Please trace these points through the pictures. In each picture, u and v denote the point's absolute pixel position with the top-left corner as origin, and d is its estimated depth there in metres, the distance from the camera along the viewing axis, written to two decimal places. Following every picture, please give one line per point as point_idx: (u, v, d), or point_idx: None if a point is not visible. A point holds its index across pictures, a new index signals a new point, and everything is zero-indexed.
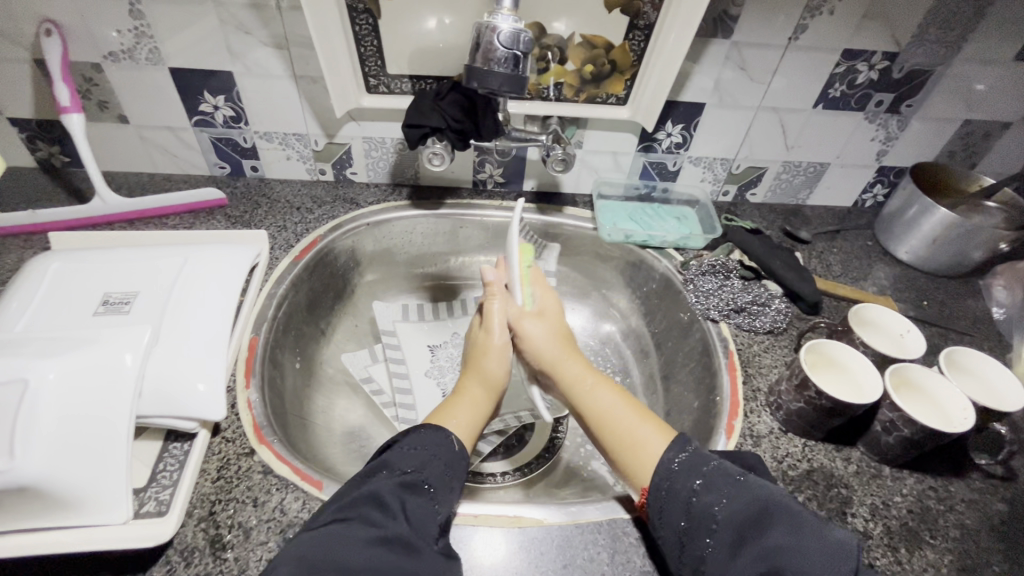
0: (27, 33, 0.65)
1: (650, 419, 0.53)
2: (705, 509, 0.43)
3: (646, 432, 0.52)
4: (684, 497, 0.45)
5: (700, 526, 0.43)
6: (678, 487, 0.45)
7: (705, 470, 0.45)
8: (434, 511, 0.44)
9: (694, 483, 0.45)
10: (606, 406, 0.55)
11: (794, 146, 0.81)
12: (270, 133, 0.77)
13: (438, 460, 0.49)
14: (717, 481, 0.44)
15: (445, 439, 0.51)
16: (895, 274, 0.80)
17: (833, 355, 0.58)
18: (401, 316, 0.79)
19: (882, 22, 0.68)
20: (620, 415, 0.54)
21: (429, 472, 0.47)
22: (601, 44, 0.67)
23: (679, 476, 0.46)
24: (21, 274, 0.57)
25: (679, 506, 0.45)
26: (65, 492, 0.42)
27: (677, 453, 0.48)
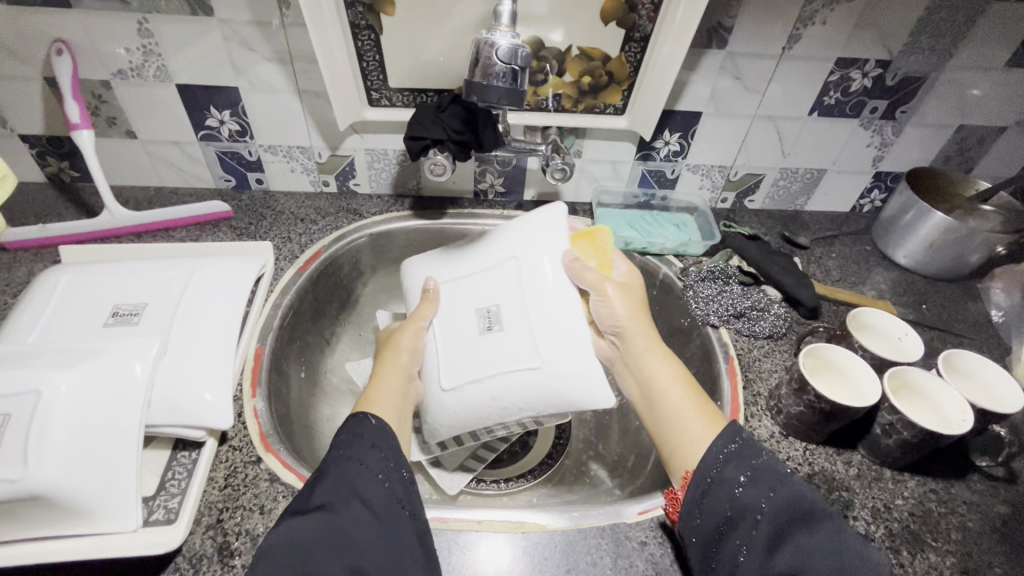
0: (39, 53, 0.67)
1: (702, 403, 0.54)
2: (752, 503, 0.43)
3: (698, 419, 0.52)
4: (730, 489, 0.45)
5: (743, 520, 0.43)
6: (726, 478, 0.45)
7: (754, 464, 0.45)
8: (384, 488, 0.45)
9: (742, 477, 0.45)
10: (665, 381, 0.56)
11: (790, 153, 0.83)
12: (274, 146, 0.79)
13: (365, 441, 0.47)
14: (768, 477, 0.44)
15: (365, 423, 0.49)
16: (893, 278, 0.80)
17: (832, 359, 0.59)
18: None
19: (874, 31, 0.69)
20: (676, 397, 0.54)
21: (366, 455, 0.46)
22: (598, 56, 0.68)
23: (733, 468, 0.46)
24: (34, 287, 0.58)
25: (725, 497, 0.45)
26: (78, 500, 0.43)
27: (728, 443, 0.47)
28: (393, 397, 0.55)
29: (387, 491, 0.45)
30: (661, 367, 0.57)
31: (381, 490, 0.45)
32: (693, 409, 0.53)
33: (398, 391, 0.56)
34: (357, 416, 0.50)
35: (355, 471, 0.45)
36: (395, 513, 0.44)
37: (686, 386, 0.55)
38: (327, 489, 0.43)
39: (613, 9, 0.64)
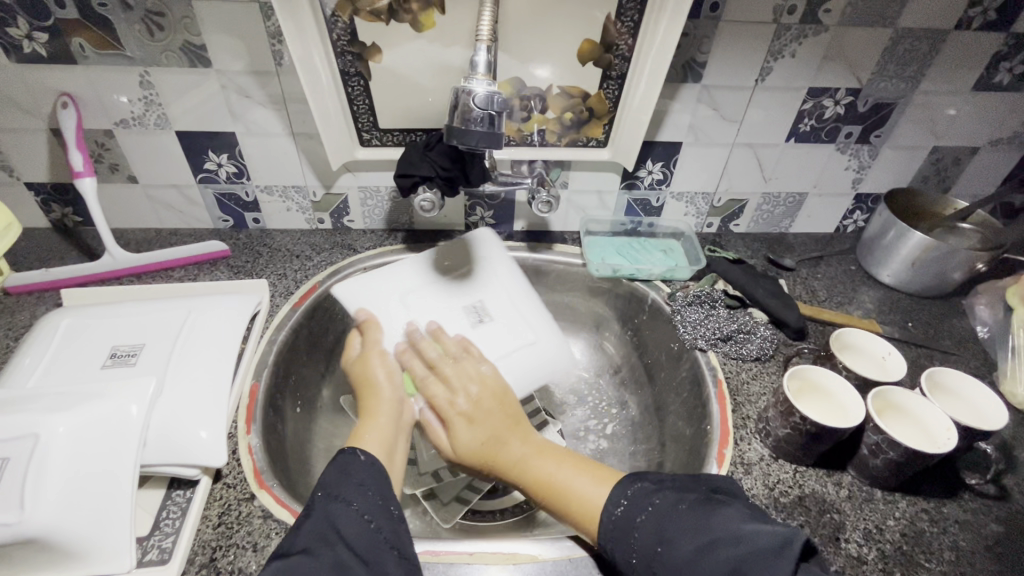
0: (45, 106, 0.70)
1: (589, 471, 0.53)
2: (651, 543, 0.44)
3: (586, 481, 0.52)
4: (628, 536, 0.46)
5: (647, 556, 0.44)
6: (626, 522, 0.47)
7: (650, 504, 0.47)
8: (371, 529, 0.45)
9: (638, 519, 0.46)
10: (550, 470, 0.54)
11: (771, 178, 0.85)
12: (270, 187, 0.82)
13: (352, 480, 0.48)
14: (661, 520, 0.45)
15: (354, 460, 0.50)
16: (879, 297, 0.82)
17: (817, 380, 0.60)
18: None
19: (842, 61, 0.72)
20: (563, 474, 0.53)
21: (350, 495, 0.47)
22: (578, 93, 0.71)
23: (621, 516, 0.47)
24: (35, 330, 0.60)
25: (626, 541, 0.46)
26: (71, 541, 0.43)
27: (618, 502, 0.49)
28: (384, 433, 0.54)
29: (373, 530, 0.45)
30: (507, 442, 0.56)
31: (363, 528, 0.45)
32: (580, 475, 0.53)
33: (391, 426, 0.55)
34: (345, 453, 0.51)
35: (339, 511, 0.45)
36: (381, 551, 0.44)
37: (544, 457, 0.55)
38: (311, 533, 0.43)
39: (589, 49, 0.67)
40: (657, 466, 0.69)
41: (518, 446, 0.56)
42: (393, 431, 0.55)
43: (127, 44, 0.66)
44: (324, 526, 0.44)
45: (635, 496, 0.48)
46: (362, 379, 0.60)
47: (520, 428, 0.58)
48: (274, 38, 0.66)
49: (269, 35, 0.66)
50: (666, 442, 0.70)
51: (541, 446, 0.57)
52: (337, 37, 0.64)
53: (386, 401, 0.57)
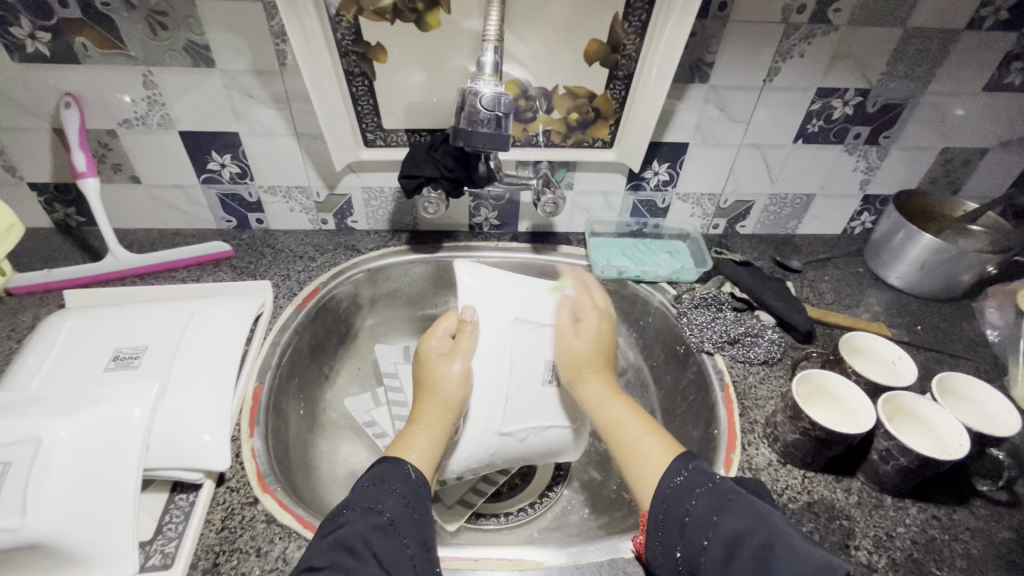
0: (47, 106, 0.70)
1: (660, 433, 0.53)
2: (700, 526, 0.43)
3: (655, 441, 0.52)
4: (680, 515, 0.45)
5: (692, 546, 0.43)
6: (674, 508, 0.45)
7: (698, 492, 0.45)
8: (405, 553, 0.44)
9: (689, 505, 0.45)
10: (620, 415, 0.56)
11: (778, 179, 0.84)
12: (274, 187, 0.81)
13: (393, 492, 0.48)
14: (717, 501, 0.44)
15: (396, 470, 0.50)
16: (887, 299, 0.81)
17: (826, 385, 0.59)
18: (403, 357, 0.78)
19: (851, 61, 0.71)
20: (631, 426, 0.54)
21: (391, 508, 0.47)
22: (584, 93, 0.71)
23: (672, 495, 0.46)
24: (37, 332, 0.60)
25: (674, 530, 0.45)
26: (74, 546, 0.43)
27: (676, 474, 0.47)
28: (430, 445, 0.54)
29: (405, 547, 0.45)
30: (591, 376, 0.60)
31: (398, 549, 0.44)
32: (651, 435, 0.53)
33: (441, 439, 0.55)
34: (393, 463, 0.51)
35: (376, 524, 0.45)
36: (403, 564, 0.44)
37: (621, 402, 0.57)
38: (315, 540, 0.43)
39: (596, 49, 0.66)
40: None
41: (599, 384, 0.59)
42: (440, 437, 0.55)
43: (130, 44, 0.65)
44: (329, 538, 0.43)
45: (693, 474, 0.47)
46: (424, 376, 0.59)
47: (607, 373, 0.61)
48: (278, 38, 0.66)
49: (273, 34, 0.65)
50: None
51: (622, 394, 0.59)
52: (341, 37, 0.64)
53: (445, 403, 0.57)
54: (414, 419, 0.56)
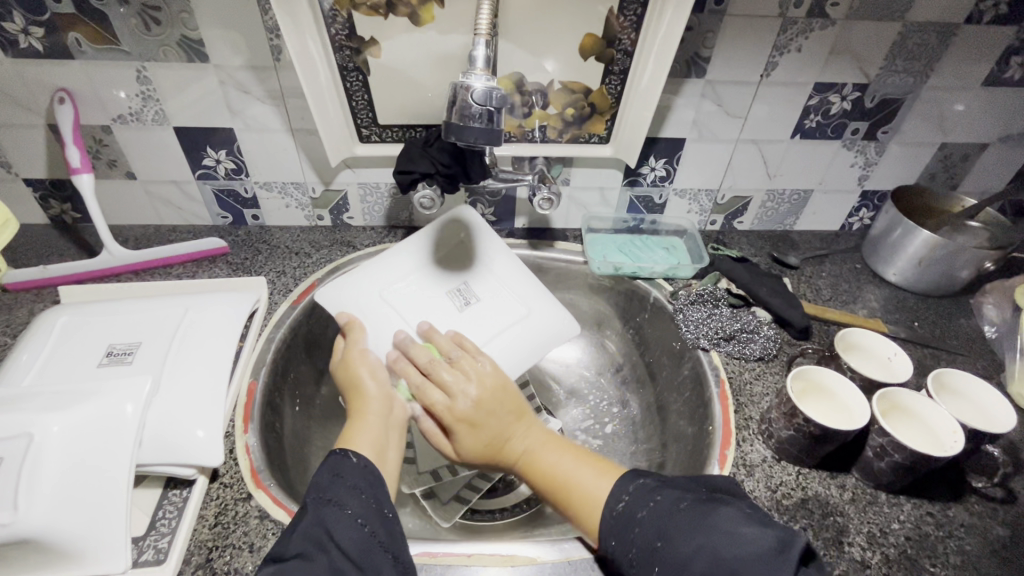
0: (41, 101, 0.69)
1: (593, 461, 0.54)
2: (647, 553, 0.43)
3: (591, 473, 0.53)
4: (627, 541, 0.45)
5: (645, 558, 0.43)
6: (627, 523, 0.46)
7: (651, 503, 0.46)
8: (363, 530, 0.44)
9: (639, 517, 0.45)
10: (552, 462, 0.55)
11: (776, 175, 0.84)
12: (270, 183, 0.81)
13: (344, 480, 0.47)
14: (657, 521, 0.44)
15: (347, 461, 0.49)
16: (885, 295, 0.81)
17: (821, 381, 0.59)
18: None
19: (849, 55, 0.70)
20: (563, 466, 0.54)
21: (344, 498, 0.46)
22: (580, 89, 0.70)
23: (618, 521, 0.46)
24: (31, 328, 0.60)
25: (626, 542, 0.45)
26: (66, 542, 0.43)
27: (619, 499, 0.48)
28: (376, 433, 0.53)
29: (365, 531, 0.44)
30: (514, 426, 0.58)
31: (357, 530, 0.44)
32: (584, 467, 0.54)
33: (383, 430, 0.54)
34: (335, 456, 0.50)
35: (333, 514, 0.44)
36: (375, 555, 0.44)
37: (557, 449, 0.56)
38: (306, 536, 0.43)
39: (591, 44, 0.66)
40: (658, 466, 0.68)
41: (530, 436, 0.58)
42: (382, 430, 0.54)
43: (124, 39, 0.65)
44: (320, 533, 0.43)
45: (637, 493, 0.47)
46: (351, 385, 0.57)
47: (525, 422, 0.58)
48: (272, 33, 0.65)
49: (267, 29, 0.65)
50: (667, 443, 0.69)
51: (557, 440, 0.58)
52: (335, 32, 0.63)
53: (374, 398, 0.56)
54: (353, 417, 0.55)
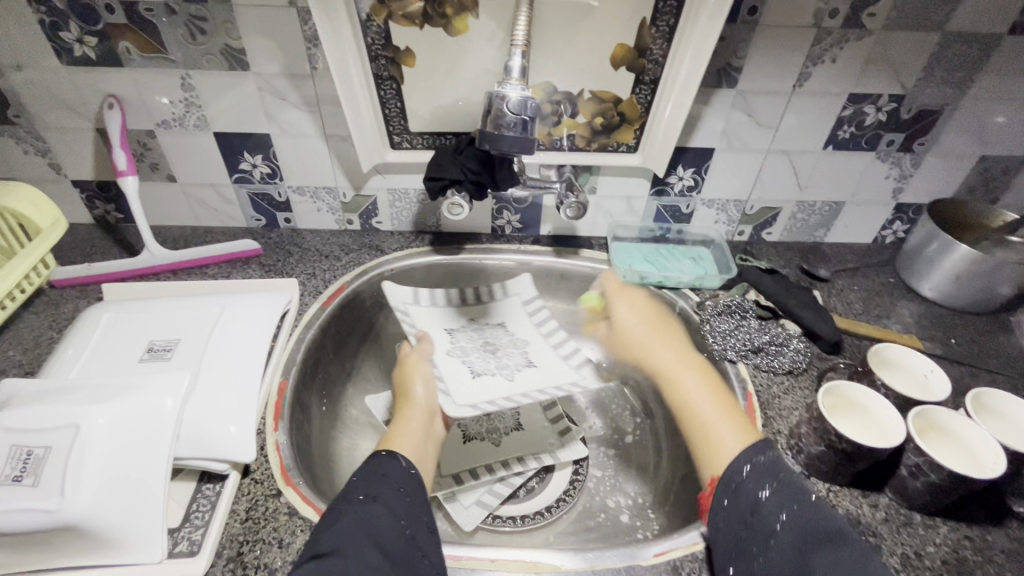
0: (91, 106, 0.73)
1: (732, 419, 0.53)
2: (751, 497, 0.46)
3: (728, 427, 0.52)
4: (749, 503, 0.46)
5: (757, 532, 0.44)
6: (748, 495, 0.46)
7: (794, 508, 0.44)
8: (405, 534, 0.46)
9: (779, 516, 0.44)
10: (688, 391, 0.58)
11: (806, 186, 0.82)
12: (303, 188, 0.83)
13: (389, 481, 0.49)
14: (805, 526, 0.42)
15: (394, 464, 0.52)
16: (919, 311, 0.79)
17: (854, 398, 0.57)
18: (413, 299, 0.78)
19: (885, 66, 0.69)
20: (702, 406, 0.55)
21: (388, 498, 0.48)
22: (610, 98, 0.70)
23: (733, 464, 0.49)
24: (77, 323, 0.62)
25: (742, 512, 0.46)
26: (108, 529, 0.44)
27: (766, 486, 0.46)
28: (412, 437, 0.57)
29: (408, 534, 0.46)
30: (670, 354, 0.63)
31: (399, 532, 0.46)
32: (725, 421, 0.53)
33: (423, 435, 0.58)
34: (386, 456, 0.52)
35: (374, 511, 0.46)
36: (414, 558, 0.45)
37: (693, 375, 0.59)
38: (339, 535, 0.44)
39: (623, 54, 0.66)
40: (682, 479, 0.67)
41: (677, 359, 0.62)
42: (421, 438, 0.58)
43: (169, 47, 0.68)
44: (356, 529, 0.44)
45: (789, 493, 0.45)
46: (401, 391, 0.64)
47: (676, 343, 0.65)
48: (310, 42, 0.68)
49: (306, 39, 0.67)
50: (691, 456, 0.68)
51: (694, 364, 0.61)
52: (371, 41, 0.65)
53: (419, 404, 0.62)
54: (398, 420, 0.59)
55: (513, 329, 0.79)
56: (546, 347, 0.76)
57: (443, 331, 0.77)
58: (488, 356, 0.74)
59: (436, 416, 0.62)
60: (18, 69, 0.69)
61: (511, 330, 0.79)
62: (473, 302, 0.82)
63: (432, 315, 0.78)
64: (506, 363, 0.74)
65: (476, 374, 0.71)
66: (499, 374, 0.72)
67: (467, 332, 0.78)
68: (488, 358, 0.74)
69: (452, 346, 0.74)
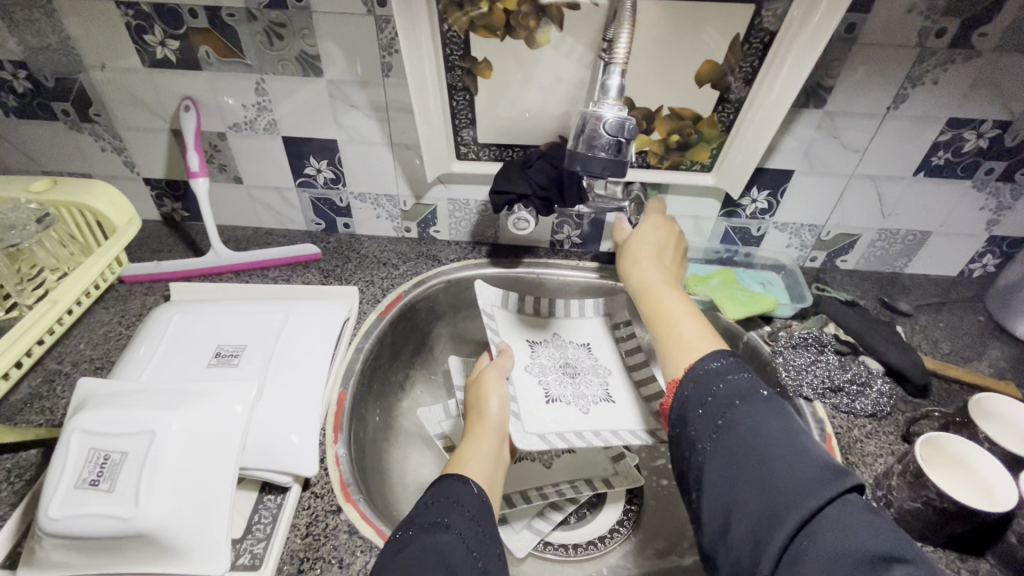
0: (169, 107, 0.74)
1: (698, 318, 0.54)
2: (721, 403, 0.45)
3: (692, 326, 0.53)
4: (704, 395, 0.46)
5: (705, 425, 0.44)
6: (703, 390, 0.46)
7: (737, 403, 0.44)
8: (478, 565, 0.44)
9: (721, 417, 0.44)
10: (668, 299, 0.57)
11: (891, 214, 0.77)
12: (364, 194, 0.83)
13: (461, 508, 0.48)
14: (745, 414, 0.43)
15: (467, 491, 0.50)
16: (1013, 355, 0.73)
17: (953, 451, 0.53)
18: (500, 302, 0.78)
19: (993, 90, 0.64)
20: (671, 305, 0.56)
21: (461, 525, 0.46)
22: (689, 115, 0.67)
23: (709, 374, 0.47)
24: (149, 322, 0.63)
25: (696, 404, 0.46)
26: (177, 540, 0.44)
27: (719, 378, 0.47)
28: (484, 463, 0.55)
29: (480, 566, 0.44)
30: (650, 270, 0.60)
31: (473, 564, 0.44)
32: (691, 321, 0.54)
33: (493, 460, 0.57)
34: (458, 482, 0.51)
35: (447, 540, 0.45)
36: None
37: (670, 286, 0.58)
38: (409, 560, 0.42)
39: (709, 70, 0.63)
40: None
41: (659, 274, 0.60)
42: (492, 464, 0.56)
43: (247, 52, 0.68)
44: (421, 558, 0.42)
45: (732, 385, 0.46)
46: (474, 409, 0.63)
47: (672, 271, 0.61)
48: (385, 50, 0.67)
49: (381, 47, 0.67)
50: None
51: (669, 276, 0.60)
52: (449, 52, 0.64)
53: (492, 425, 0.60)
54: (470, 442, 0.58)
55: (596, 354, 0.77)
56: (629, 385, 0.73)
57: (525, 343, 0.76)
58: (564, 382, 0.73)
59: (506, 439, 0.61)
60: (102, 69, 0.70)
61: (596, 355, 0.77)
62: (534, 314, 0.80)
63: (515, 324, 0.77)
64: (584, 393, 0.72)
65: (552, 399, 0.70)
66: (574, 404, 0.70)
67: (550, 349, 0.76)
68: (566, 383, 0.72)
69: (532, 362, 0.74)
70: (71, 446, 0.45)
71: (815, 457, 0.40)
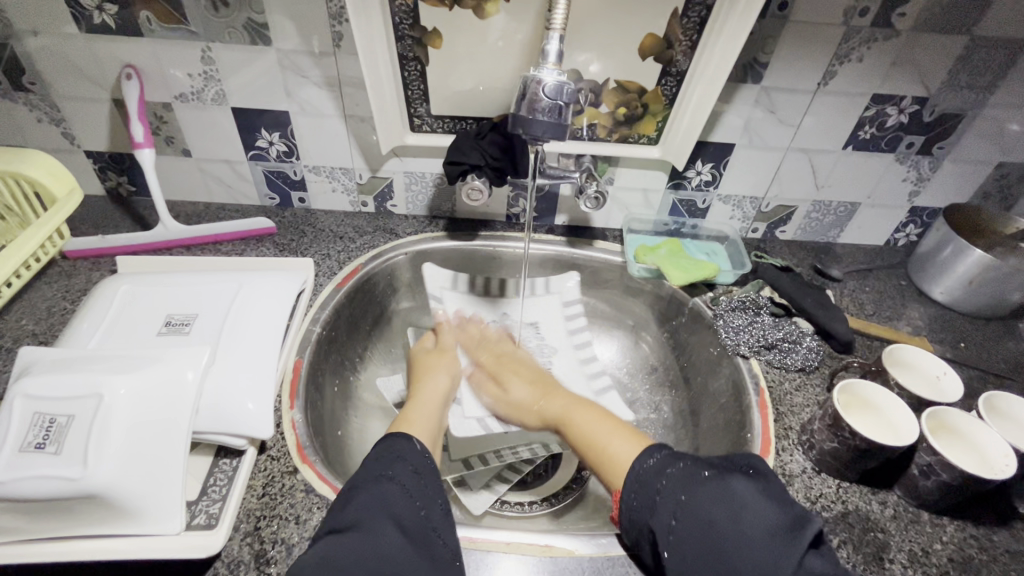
0: (109, 77, 0.72)
1: (625, 432, 0.56)
2: (668, 505, 0.45)
3: (622, 442, 0.55)
4: (649, 491, 0.47)
5: (662, 519, 0.45)
6: (650, 484, 0.47)
7: (686, 486, 0.45)
8: (421, 514, 0.46)
9: (680, 496, 0.45)
10: (581, 418, 0.60)
11: (824, 185, 0.82)
12: (319, 167, 0.83)
13: (406, 462, 0.50)
14: (690, 490, 0.45)
15: (411, 447, 0.52)
16: (929, 314, 0.80)
17: (866, 396, 0.58)
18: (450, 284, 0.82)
19: (911, 68, 0.69)
20: (593, 426, 0.58)
21: (408, 480, 0.48)
22: (634, 89, 0.70)
23: (648, 474, 0.48)
24: (94, 295, 0.62)
25: (647, 498, 0.47)
26: (129, 501, 0.44)
27: (648, 459, 0.50)
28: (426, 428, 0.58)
29: (424, 516, 0.46)
30: (552, 403, 0.64)
31: (417, 514, 0.46)
32: (618, 437, 0.55)
33: (434, 426, 0.60)
34: (402, 439, 0.53)
35: (393, 492, 0.47)
36: (432, 537, 0.45)
37: (585, 410, 0.61)
38: (360, 511, 0.44)
39: (651, 44, 0.65)
40: None
41: (559, 402, 0.64)
42: (429, 428, 0.59)
43: (191, 19, 0.66)
44: (371, 508, 0.44)
45: (673, 471, 0.47)
46: (420, 375, 0.68)
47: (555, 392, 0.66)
48: (335, 19, 0.66)
49: (330, 16, 0.66)
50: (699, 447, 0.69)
51: (577, 400, 0.63)
52: (398, 21, 0.64)
53: (435, 392, 0.64)
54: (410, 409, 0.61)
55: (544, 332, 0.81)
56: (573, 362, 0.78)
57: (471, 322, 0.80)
58: None
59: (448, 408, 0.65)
60: (34, 35, 0.67)
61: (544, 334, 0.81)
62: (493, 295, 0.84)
63: (465, 304, 0.82)
64: None
65: (494, 381, 0.73)
66: None
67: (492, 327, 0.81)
68: None
69: (475, 342, 0.78)
70: (14, 410, 0.45)
71: (768, 534, 0.40)
